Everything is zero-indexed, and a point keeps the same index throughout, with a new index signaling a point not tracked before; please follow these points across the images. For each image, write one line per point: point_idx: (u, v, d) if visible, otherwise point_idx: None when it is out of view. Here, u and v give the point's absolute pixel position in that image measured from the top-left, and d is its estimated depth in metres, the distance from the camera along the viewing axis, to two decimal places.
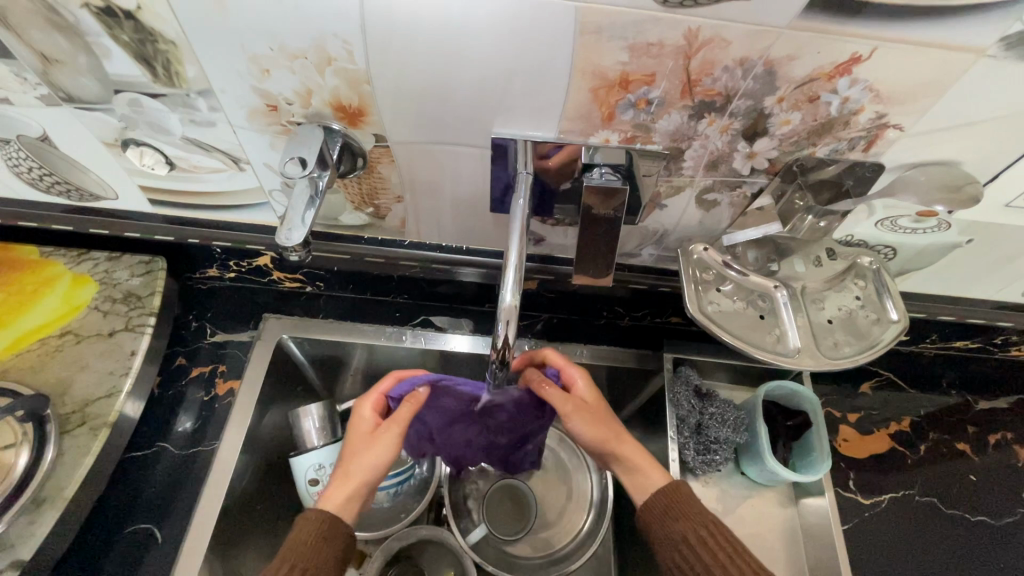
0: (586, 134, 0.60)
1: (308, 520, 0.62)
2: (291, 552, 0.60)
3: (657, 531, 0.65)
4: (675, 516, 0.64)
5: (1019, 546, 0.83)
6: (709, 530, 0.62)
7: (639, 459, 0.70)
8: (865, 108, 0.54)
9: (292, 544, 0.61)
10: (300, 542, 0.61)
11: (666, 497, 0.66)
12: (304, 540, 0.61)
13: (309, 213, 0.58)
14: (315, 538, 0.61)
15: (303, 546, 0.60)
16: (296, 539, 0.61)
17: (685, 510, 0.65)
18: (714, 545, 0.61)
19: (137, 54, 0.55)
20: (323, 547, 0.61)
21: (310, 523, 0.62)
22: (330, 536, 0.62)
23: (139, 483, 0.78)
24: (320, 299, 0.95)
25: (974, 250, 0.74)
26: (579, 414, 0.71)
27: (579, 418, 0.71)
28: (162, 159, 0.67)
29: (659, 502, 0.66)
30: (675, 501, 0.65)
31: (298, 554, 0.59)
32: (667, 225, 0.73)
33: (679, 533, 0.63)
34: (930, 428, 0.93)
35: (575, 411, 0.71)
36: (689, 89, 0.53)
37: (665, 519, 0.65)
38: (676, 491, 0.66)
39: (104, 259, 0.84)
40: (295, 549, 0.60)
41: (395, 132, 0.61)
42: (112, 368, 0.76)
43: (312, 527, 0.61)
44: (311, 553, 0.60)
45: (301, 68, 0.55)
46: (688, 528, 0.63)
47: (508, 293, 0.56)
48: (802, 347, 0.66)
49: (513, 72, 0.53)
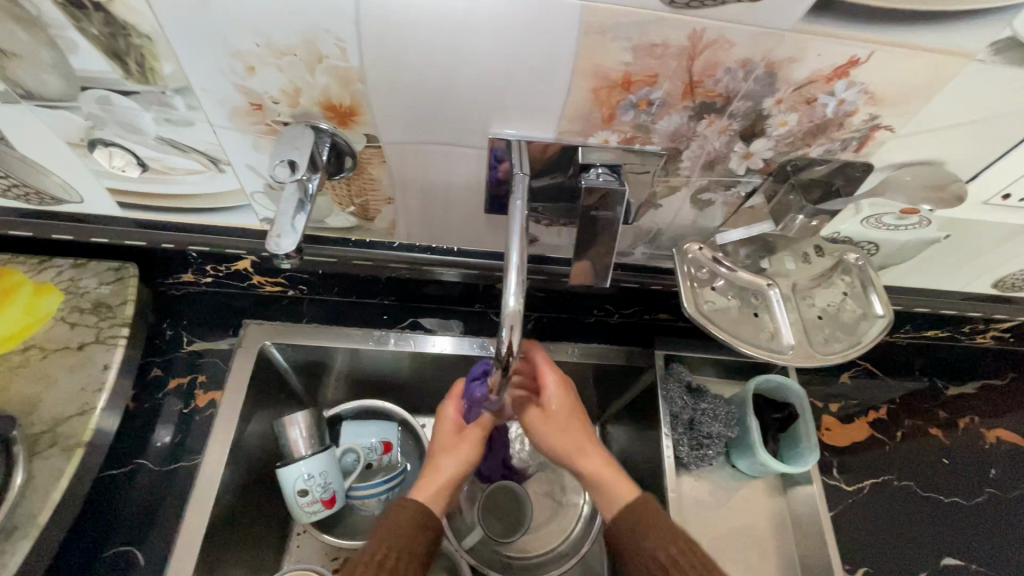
0: (585, 134, 0.59)
1: (406, 509, 0.64)
2: (387, 537, 0.61)
3: (626, 546, 0.63)
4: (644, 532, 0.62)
5: (988, 524, 0.88)
6: (681, 546, 0.60)
7: (605, 473, 0.67)
8: (859, 110, 0.55)
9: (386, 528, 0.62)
10: (394, 526, 0.62)
11: (637, 508, 0.64)
12: (398, 525, 0.62)
13: (300, 218, 0.56)
14: (412, 527, 0.63)
15: (398, 532, 0.62)
16: (393, 524, 0.63)
17: (653, 526, 0.62)
18: (682, 564, 0.59)
19: (107, 49, 0.51)
20: (419, 534, 0.63)
21: (408, 511, 0.64)
22: (425, 525, 0.64)
23: (116, 503, 0.74)
24: (304, 304, 0.91)
25: (951, 245, 0.77)
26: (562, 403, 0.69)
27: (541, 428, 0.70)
28: (133, 160, 0.63)
29: (629, 516, 0.64)
30: (644, 515, 0.63)
31: (393, 539, 0.61)
32: (661, 224, 0.73)
33: (648, 550, 0.61)
34: (906, 415, 0.97)
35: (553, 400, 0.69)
36: (690, 91, 0.53)
37: (638, 536, 0.62)
38: (644, 503, 0.64)
39: (69, 267, 0.78)
40: (393, 535, 0.61)
41: (387, 133, 0.59)
42: (84, 384, 0.71)
43: (409, 513, 0.64)
44: (407, 539, 0.62)
45: (289, 66, 0.52)
46: (660, 542, 0.61)
47: (511, 299, 0.55)
48: (796, 344, 0.67)
49: (514, 72, 0.52)
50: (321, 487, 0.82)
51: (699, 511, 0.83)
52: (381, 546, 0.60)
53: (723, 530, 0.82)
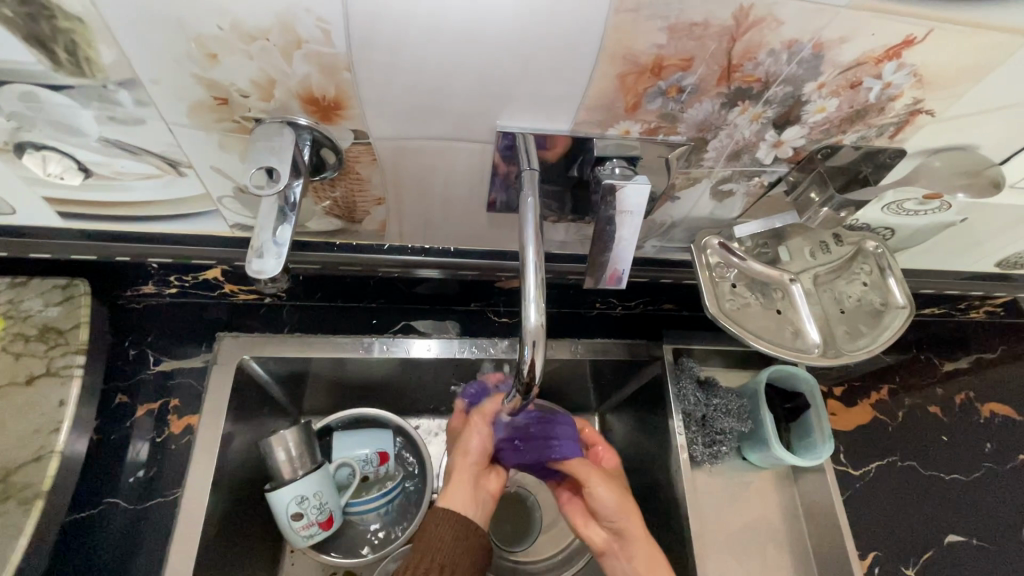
0: (605, 125, 0.52)
1: (441, 517, 0.60)
2: (427, 548, 0.57)
3: None
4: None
5: (986, 499, 0.90)
6: None
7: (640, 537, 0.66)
8: (903, 94, 0.51)
9: (425, 540, 0.58)
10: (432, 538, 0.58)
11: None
12: (439, 538, 0.57)
13: (282, 232, 0.48)
14: (452, 536, 0.58)
15: (439, 542, 0.57)
16: (430, 536, 0.58)
17: None
18: None
19: (28, 35, 0.41)
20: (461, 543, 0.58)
21: (444, 522, 0.59)
22: (465, 533, 0.59)
23: (88, 549, 0.66)
24: (283, 311, 0.83)
25: (965, 227, 0.74)
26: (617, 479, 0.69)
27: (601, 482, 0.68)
28: (73, 165, 0.53)
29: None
30: None
31: (434, 554, 0.56)
32: (676, 217, 0.68)
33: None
34: (906, 395, 0.97)
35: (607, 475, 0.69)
36: (727, 75, 0.47)
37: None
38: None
39: (6, 287, 0.68)
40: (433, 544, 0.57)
41: (379, 128, 0.51)
42: (37, 425, 0.63)
43: (445, 522, 0.59)
44: (447, 550, 0.57)
45: (262, 53, 0.44)
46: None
47: (533, 313, 0.49)
48: (822, 342, 0.64)
49: (531, 60, 0.45)
50: (316, 509, 0.76)
51: (713, 507, 0.81)
52: (423, 560, 0.56)
53: (738, 525, 0.81)
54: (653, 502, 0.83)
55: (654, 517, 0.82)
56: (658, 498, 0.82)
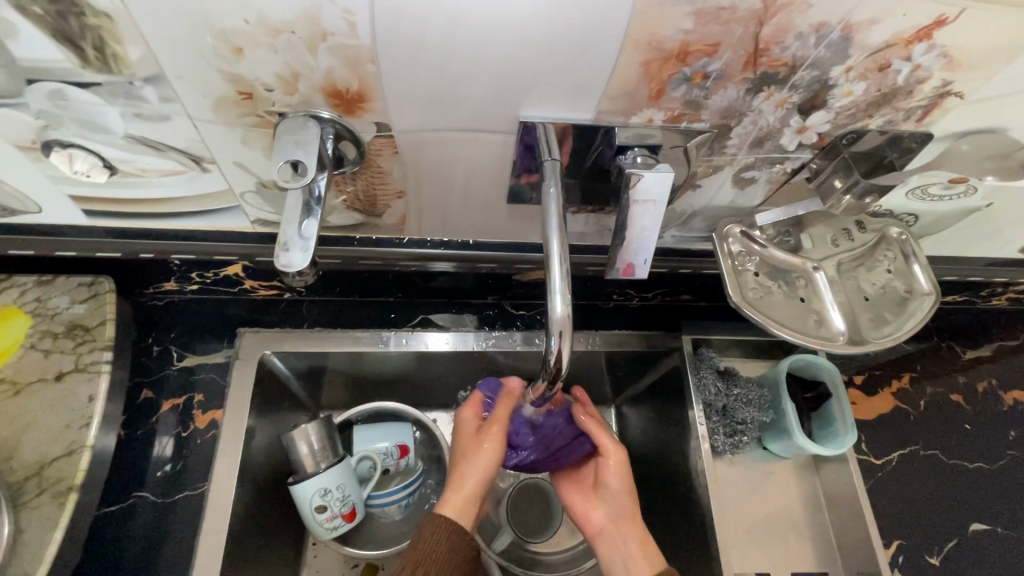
0: (627, 114, 0.52)
1: (436, 527, 0.60)
2: (418, 560, 0.58)
3: None
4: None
5: (1010, 487, 0.89)
6: None
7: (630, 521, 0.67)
8: (932, 76, 0.50)
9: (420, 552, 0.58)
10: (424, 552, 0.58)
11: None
12: (431, 552, 0.58)
13: (309, 225, 0.48)
14: (446, 551, 0.59)
15: (433, 557, 0.58)
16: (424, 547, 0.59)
17: None
18: None
19: (57, 32, 0.41)
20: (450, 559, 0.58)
21: (438, 533, 0.59)
22: (459, 546, 0.59)
23: (117, 542, 0.68)
24: (303, 306, 0.84)
25: (991, 212, 0.73)
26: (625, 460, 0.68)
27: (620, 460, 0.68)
28: (99, 163, 0.54)
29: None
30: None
31: (428, 568, 0.57)
32: (697, 206, 0.67)
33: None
34: (928, 383, 0.96)
35: (612, 458, 0.68)
36: (753, 60, 0.47)
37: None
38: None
39: (33, 285, 0.69)
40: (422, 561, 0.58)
41: (401, 120, 0.51)
42: (68, 420, 0.65)
43: (440, 535, 0.59)
44: (440, 563, 0.58)
45: (287, 46, 0.44)
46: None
47: (558, 304, 0.49)
48: (847, 330, 0.63)
49: (555, 48, 0.45)
50: (339, 501, 0.77)
51: (734, 496, 0.81)
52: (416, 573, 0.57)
53: (759, 515, 0.80)
54: (673, 493, 0.82)
55: (674, 508, 0.82)
56: (678, 489, 0.82)
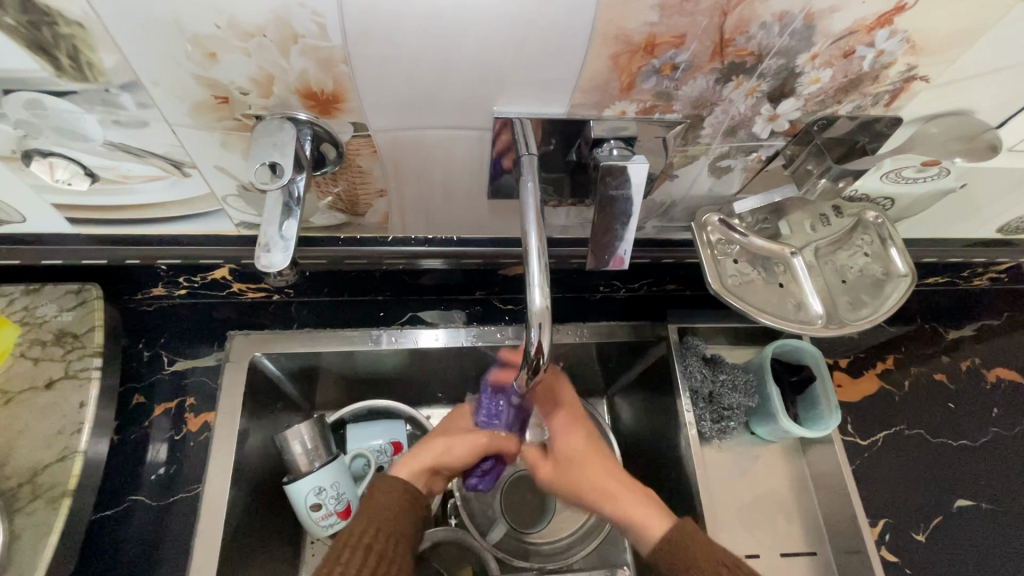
0: (600, 107, 0.53)
1: (391, 487, 0.61)
2: (374, 516, 0.59)
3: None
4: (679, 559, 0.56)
5: (994, 463, 0.90)
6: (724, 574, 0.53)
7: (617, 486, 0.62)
8: (896, 61, 0.51)
9: (373, 509, 0.60)
10: (380, 507, 0.60)
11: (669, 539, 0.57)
12: (387, 508, 0.60)
13: (288, 226, 0.49)
14: (399, 508, 0.60)
15: (386, 513, 0.59)
16: (376, 506, 0.60)
17: (687, 548, 0.56)
18: None
19: (29, 42, 0.42)
20: (402, 516, 0.60)
21: (393, 492, 0.61)
22: (411, 504, 0.61)
23: (114, 545, 0.68)
24: (292, 308, 0.84)
25: (965, 193, 0.74)
26: (568, 419, 0.68)
27: (568, 428, 0.67)
28: (80, 171, 0.54)
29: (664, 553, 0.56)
30: (676, 538, 0.57)
31: (383, 524, 0.58)
32: (675, 196, 0.68)
33: None
34: (912, 364, 0.97)
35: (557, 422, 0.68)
36: (720, 50, 0.48)
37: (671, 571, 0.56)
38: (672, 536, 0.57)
39: (20, 294, 0.70)
40: (380, 517, 0.59)
41: (377, 119, 0.52)
42: (60, 426, 0.65)
43: (394, 495, 0.61)
44: (393, 518, 0.59)
45: (259, 49, 0.44)
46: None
47: (537, 296, 0.50)
48: (825, 313, 0.65)
49: (524, 45, 0.46)
50: (334, 498, 0.78)
51: (723, 480, 0.82)
52: (368, 530, 0.58)
53: (749, 498, 0.81)
54: (666, 480, 0.84)
55: (665, 495, 0.84)
56: (668, 476, 0.83)
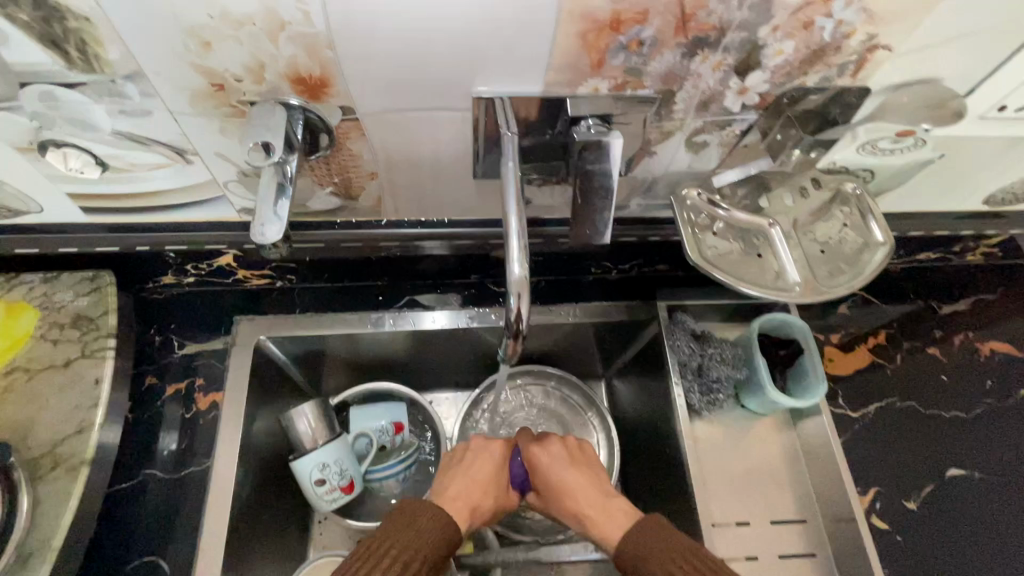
0: (574, 84, 0.55)
1: (431, 513, 0.61)
2: (412, 539, 0.59)
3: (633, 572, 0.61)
4: (644, 556, 0.60)
5: (987, 433, 0.91)
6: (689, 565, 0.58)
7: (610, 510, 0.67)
8: (856, 31, 0.53)
9: (414, 532, 0.59)
10: (419, 530, 0.59)
11: (637, 535, 0.62)
12: (425, 533, 0.59)
13: (281, 203, 0.53)
14: (437, 535, 0.60)
15: (424, 539, 0.59)
16: (416, 528, 0.59)
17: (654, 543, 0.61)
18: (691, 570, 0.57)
19: (42, 37, 0.46)
20: (438, 543, 0.60)
21: (433, 518, 0.61)
22: (448, 536, 0.61)
23: (131, 516, 0.73)
24: (294, 294, 0.88)
25: (945, 164, 0.75)
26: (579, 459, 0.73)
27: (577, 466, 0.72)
28: (91, 160, 0.58)
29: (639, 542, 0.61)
30: (644, 535, 0.62)
31: (418, 551, 0.58)
32: (656, 173, 0.70)
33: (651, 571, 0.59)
34: (904, 338, 0.98)
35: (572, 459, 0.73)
36: (683, 25, 0.50)
37: (638, 561, 0.60)
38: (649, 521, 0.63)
39: (39, 281, 0.75)
40: (417, 540, 0.59)
41: (364, 103, 0.55)
42: (77, 402, 0.70)
43: (437, 527, 0.60)
44: (430, 544, 0.59)
45: (249, 37, 0.48)
46: (659, 563, 0.59)
47: (516, 265, 0.53)
48: (803, 280, 0.66)
49: (496, 26, 0.49)
50: (337, 474, 0.82)
51: (714, 453, 0.84)
52: (409, 549, 0.58)
53: (740, 469, 0.83)
54: (660, 453, 0.86)
55: (659, 468, 0.86)
56: (661, 450, 0.86)
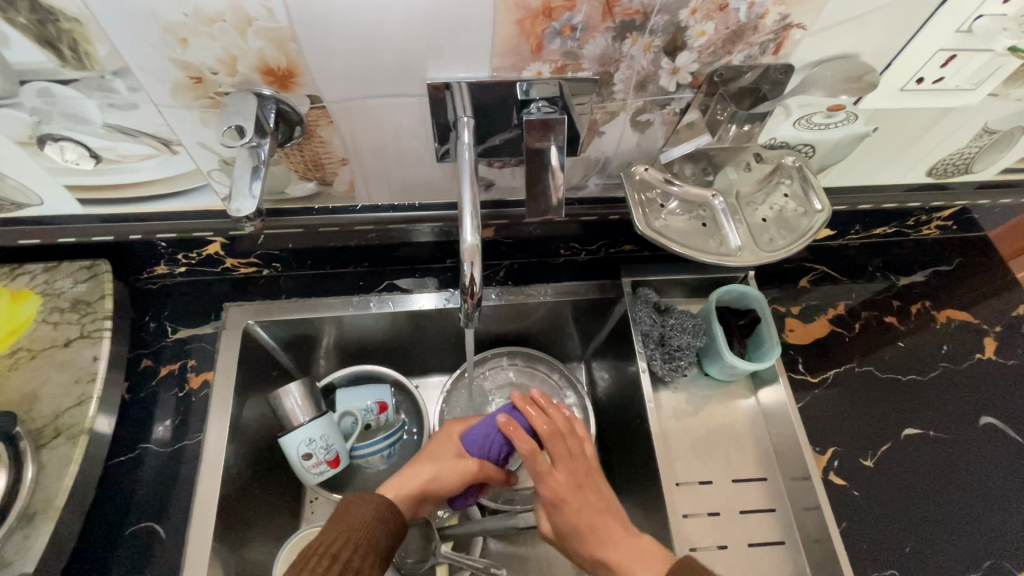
0: (518, 68, 0.61)
1: (364, 500, 0.65)
2: (348, 527, 0.62)
3: None
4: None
5: (944, 395, 0.95)
6: None
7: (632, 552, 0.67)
8: (769, 12, 0.59)
9: (347, 521, 0.63)
10: (354, 516, 0.64)
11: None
12: (360, 518, 0.63)
13: (257, 184, 0.60)
14: (370, 518, 0.64)
15: (357, 522, 0.63)
16: (353, 518, 0.63)
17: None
18: None
19: (39, 38, 0.52)
20: (376, 526, 0.63)
21: (368, 505, 0.65)
22: (383, 516, 0.65)
23: (128, 486, 0.78)
24: (280, 281, 0.93)
25: (881, 137, 0.81)
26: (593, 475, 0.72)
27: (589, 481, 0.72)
28: (86, 153, 0.65)
29: None
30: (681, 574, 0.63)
31: (351, 534, 0.62)
32: (607, 152, 0.76)
33: None
34: (863, 309, 1.03)
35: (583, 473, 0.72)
36: (609, 11, 0.56)
37: None
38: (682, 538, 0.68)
39: (41, 271, 0.82)
40: (351, 524, 0.62)
41: (329, 91, 0.61)
42: (76, 377, 0.77)
43: (369, 507, 0.64)
44: (364, 530, 0.62)
45: (221, 33, 0.54)
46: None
47: (468, 233, 0.58)
48: (743, 245, 0.71)
49: (440, 17, 0.54)
50: (323, 449, 0.85)
51: (679, 418, 0.89)
52: (340, 539, 0.61)
53: (703, 433, 0.88)
54: (630, 422, 0.90)
55: (630, 436, 0.90)
56: (631, 418, 0.90)
